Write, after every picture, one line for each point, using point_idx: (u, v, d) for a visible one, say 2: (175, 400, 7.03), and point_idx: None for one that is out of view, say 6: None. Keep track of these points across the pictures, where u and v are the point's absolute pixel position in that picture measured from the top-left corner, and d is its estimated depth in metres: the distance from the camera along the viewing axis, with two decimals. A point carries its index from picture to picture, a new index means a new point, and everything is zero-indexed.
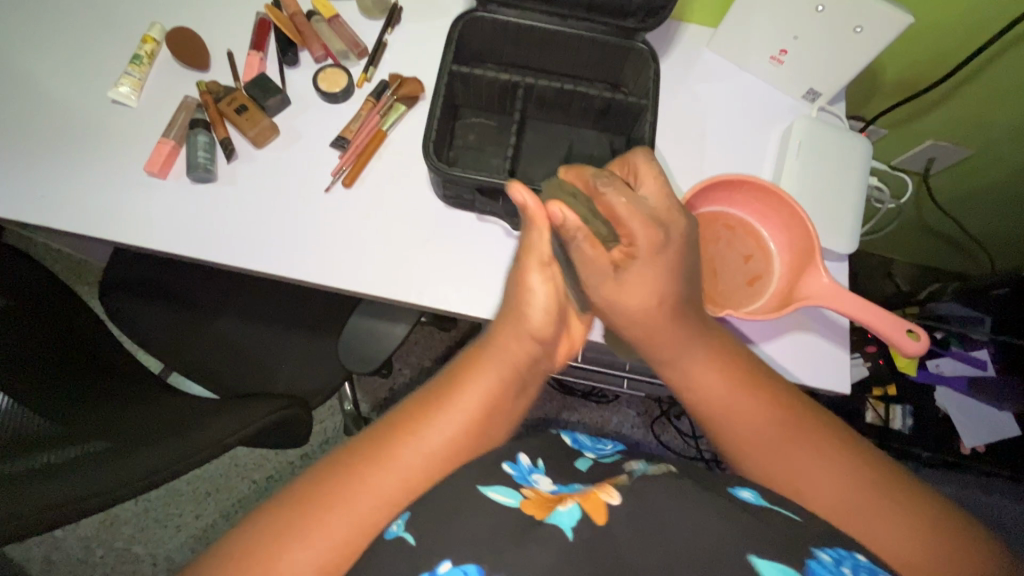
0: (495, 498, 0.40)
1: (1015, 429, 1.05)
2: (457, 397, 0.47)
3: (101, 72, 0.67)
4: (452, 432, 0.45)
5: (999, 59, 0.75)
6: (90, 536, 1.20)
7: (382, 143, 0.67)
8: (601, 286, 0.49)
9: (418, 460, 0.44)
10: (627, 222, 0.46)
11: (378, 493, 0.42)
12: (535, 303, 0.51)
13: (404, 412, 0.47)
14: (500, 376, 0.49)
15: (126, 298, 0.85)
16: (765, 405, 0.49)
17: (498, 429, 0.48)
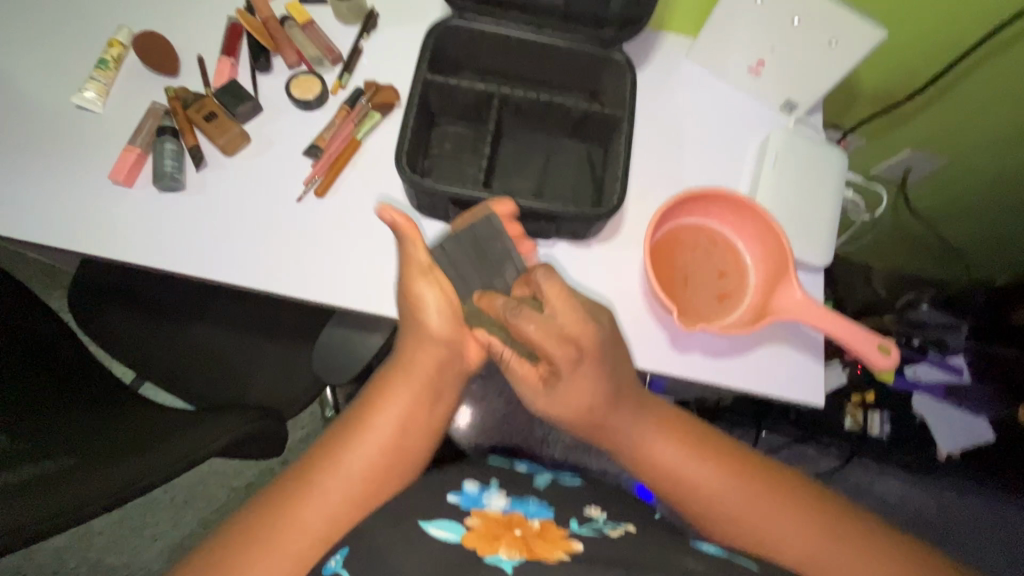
0: (435, 533, 0.44)
1: (989, 434, 1.08)
2: (370, 420, 0.51)
3: (65, 77, 0.66)
4: (370, 450, 0.50)
5: (971, 72, 0.76)
6: (63, 547, 1.18)
7: (356, 152, 0.66)
8: (536, 399, 0.52)
9: (346, 484, 0.48)
10: (545, 343, 0.47)
11: (312, 523, 0.46)
12: (429, 309, 0.54)
13: (321, 448, 0.51)
14: (411, 398, 0.53)
15: (96, 307, 0.83)
16: (682, 444, 0.52)
17: (417, 436, 0.53)
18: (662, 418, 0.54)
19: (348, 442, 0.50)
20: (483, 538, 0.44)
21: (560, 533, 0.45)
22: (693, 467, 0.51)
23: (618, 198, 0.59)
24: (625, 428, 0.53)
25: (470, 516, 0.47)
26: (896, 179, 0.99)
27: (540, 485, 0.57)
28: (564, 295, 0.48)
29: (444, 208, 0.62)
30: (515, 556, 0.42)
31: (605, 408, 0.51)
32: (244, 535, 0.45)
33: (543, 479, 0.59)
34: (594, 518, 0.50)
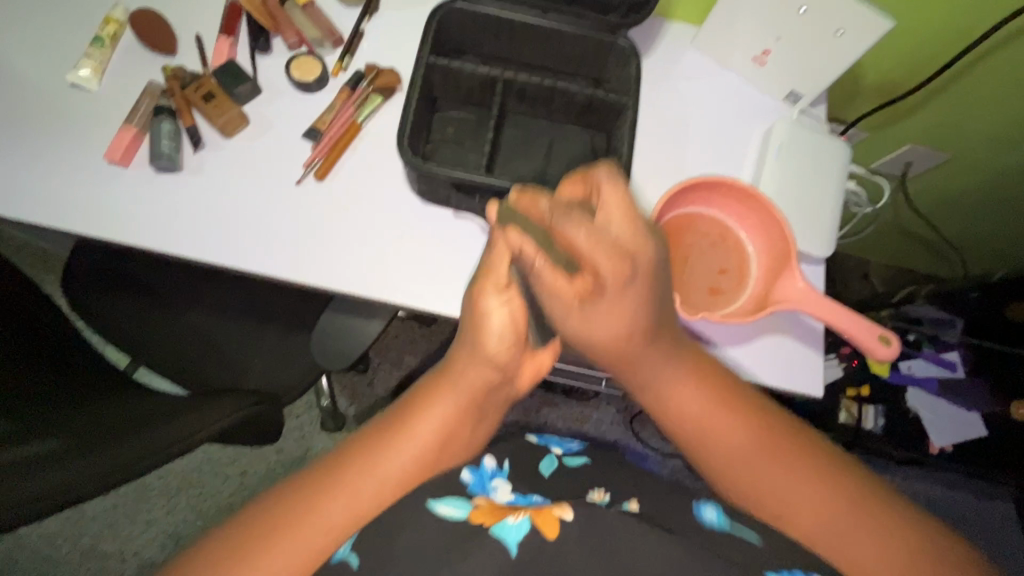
0: (443, 512, 0.46)
1: (981, 429, 1.07)
2: (411, 427, 0.47)
3: (61, 54, 0.64)
4: (409, 461, 0.47)
5: (975, 67, 0.76)
6: (56, 532, 1.17)
7: (357, 135, 0.65)
8: (566, 318, 0.43)
9: (375, 494, 0.45)
10: (590, 257, 0.40)
11: (332, 523, 0.43)
12: (493, 320, 0.47)
13: (354, 446, 0.47)
14: (458, 407, 0.48)
15: (90, 290, 0.82)
16: (707, 395, 0.48)
17: (457, 451, 0.49)
18: (695, 361, 0.49)
19: (387, 449, 0.46)
20: (490, 509, 0.47)
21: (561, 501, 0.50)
22: (716, 421, 0.48)
23: None
24: (651, 368, 0.47)
25: (477, 496, 0.49)
26: (897, 173, 0.99)
27: (544, 474, 0.57)
28: (629, 209, 0.40)
29: (446, 193, 0.61)
30: (519, 517, 0.45)
31: (639, 342, 0.44)
32: (258, 525, 0.42)
33: (549, 465, 0.59)
34: (602, 502, 0.52)
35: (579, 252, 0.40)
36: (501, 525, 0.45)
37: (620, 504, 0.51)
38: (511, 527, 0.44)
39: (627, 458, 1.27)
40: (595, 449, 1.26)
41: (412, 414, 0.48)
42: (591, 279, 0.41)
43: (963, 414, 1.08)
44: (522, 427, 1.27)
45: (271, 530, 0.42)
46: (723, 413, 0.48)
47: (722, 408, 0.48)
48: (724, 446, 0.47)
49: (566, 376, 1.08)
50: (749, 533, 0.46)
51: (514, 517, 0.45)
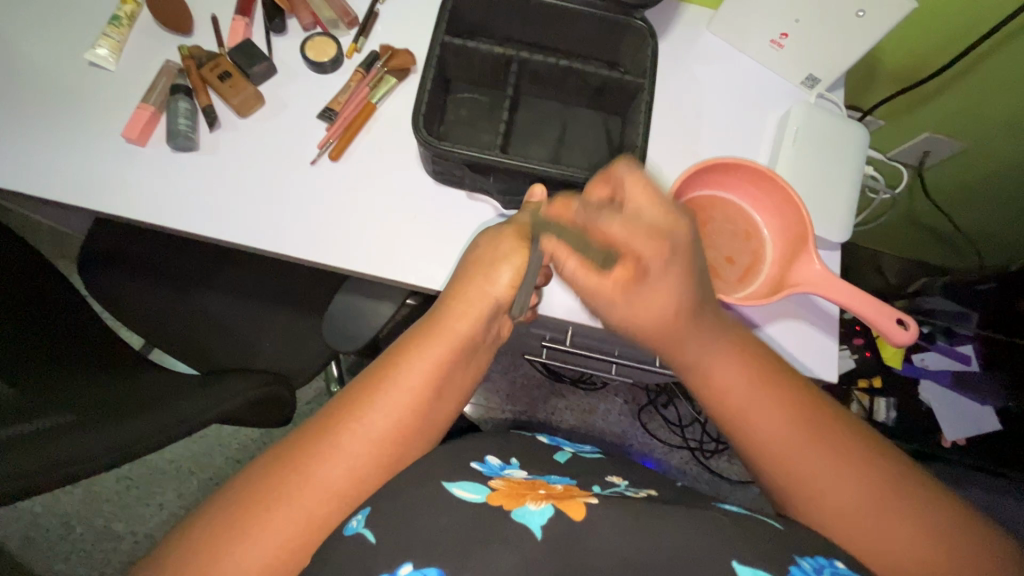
0: (457, 493, 0.46)
1: (994, 424, 1.06)
2: (405, 377, 0.51)
3: (78, 33, 0.65)
4: (404, 412, 0.50)
5: (998, 53, 0.74)
6: (70, 512, 1.19)
7: (371, 116, 0.65)
8: (612, 309, 0.51)
9: (372, 443, 0.48)
10: (628, 242, 0.47)
11: (333, 481, 0.46)
12: (502, 269, 0.56)
13: (350, 399, 0.50)
14: (451, 349, 0.53)
15: (106, 269, 0.83)
16: (748, 370, 0.48)
17: (448, 400, 0.54)
18: (734, 341, 0.50)
19: (383, 397, 0.50)
20: (508, 497, 0.46)
21: (583, 493, 0.47)
22: (751, 397, 0.47)
23: (636, 166, 0.59)
24: (697, 347, 0.49)
25: (493, 479, 0.49)
26: (914, 162, 0.98)
27: (559, 461, 0.56)
28: (654, 193, 0.48)
29: (459, 173, 0.61)
30: (540, 505, 0.44)
31: (685, 320, 0.49)
32: (264, 486, 0.44)
33: (563, 454, 0.58)
34: (616, 484, 0.51)
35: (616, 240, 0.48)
36: (522, 510, 0.44)
37: (635, 487, 0.50)
38: (531, 513, 0.43)
39: (635, 448, 1.27)
40: (602, 440, 1.26)
41: (404, 362, 0.52)
42: (633, 263, 0.48)
43: (976, 407, 1.07)
44: (530, 416, 1.27)
45: (276, 486, 0.44)
46: (761, 392, 0.47)
47: (764, 388, 0.48)
48: (770, 436, 0.46)
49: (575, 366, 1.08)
50: (772, 519, 0.45)
51: (536, 504, 0.44)
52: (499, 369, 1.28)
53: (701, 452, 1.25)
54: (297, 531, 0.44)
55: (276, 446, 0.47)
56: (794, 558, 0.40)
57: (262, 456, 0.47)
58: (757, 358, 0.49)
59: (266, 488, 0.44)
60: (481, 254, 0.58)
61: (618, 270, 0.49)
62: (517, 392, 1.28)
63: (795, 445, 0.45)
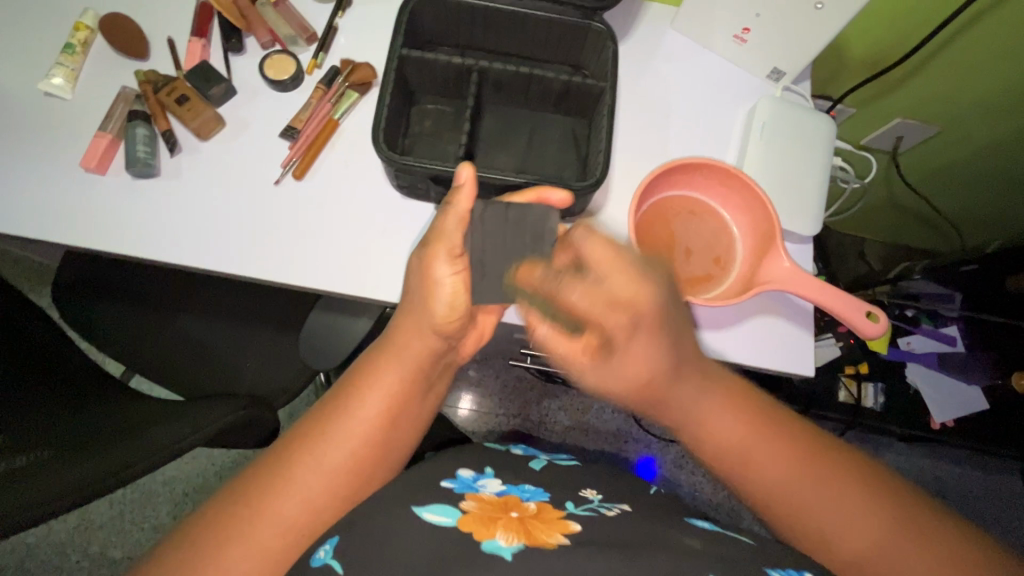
0: (427, 517, 0.44)
1: (981, 403, 1.08)
2: (355, 408, 0.50)
3: (32, 63, 0.64)
4: (356, 443, 0.49)
5: (961, 36, 0.74)
6: (64, 541, 1.18)
7: (334, 132, 0.64)
8: (590, 373, 0.49)
9: (324, 477, 0.47)
10: (599, 316, 0.47)
11: (285, 514, 0.45)
12: (439, 296, 0.52)
13: (303, 431, 0.49)
14: (401, 377, 0.52)
15: (79, 299, 0.82)
16: (739, 416, 0.48)
17: (404, 428, 0.53)
18: (722, 390, 0.49)
19: (333, 431, 0.49)
20: (479, 522, 0.43)
21: (557, 513, 0.45)
22: (753, 442, 0.47)
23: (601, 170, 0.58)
24: (683, 395, 0.49)
25: (466, 500, 0.47)
26: (887, 147, 0.98)
27: (535, 468, 0.56)
28: (613, 253, 0.47)
29: (424, 186, 0.60)
30: (512, 541, 0.41)
31: (662, 380, 0.48)
32: (221, 512, 0.44)
33: (538, 462, 0.58)
34: (589, 499, 0.50)
35: (581, 310, 0.47)
36: (492, 542, 0.40)
37: (608, 504, 0.49)
38: (502, 547, 0.40)
39: (629, 447, 1.26)
40: (596, 440, 1.26)
41: (356, 393, 0.51)
42: (599, 336, 0.48)
43: (963, 387, 1.09)
44: (523, 419, 1.26)
45: (230, 524, 0.44)
46: (752, 433, 0.47)
47: (759, 434, 0.47)
48: (762, 470, 0.47)
49: (562, 369, 1.08)
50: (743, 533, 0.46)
51: (507, 538, 0.41)
52: (491, 373, 1.27)
53: None
54: (254, 571, 0.43)
55: (228, 482, 0.48)
56: (765, 570, 0.39)
57: (222, 489, 0.47)
58: (750, 407, 0.49)
59: (236, 507, 0.45)
60: (415, 281, 0.54)
61: (584, 339, 0.48)
62: (508, 396, 1.27)
63: (800, 488, 0.45)
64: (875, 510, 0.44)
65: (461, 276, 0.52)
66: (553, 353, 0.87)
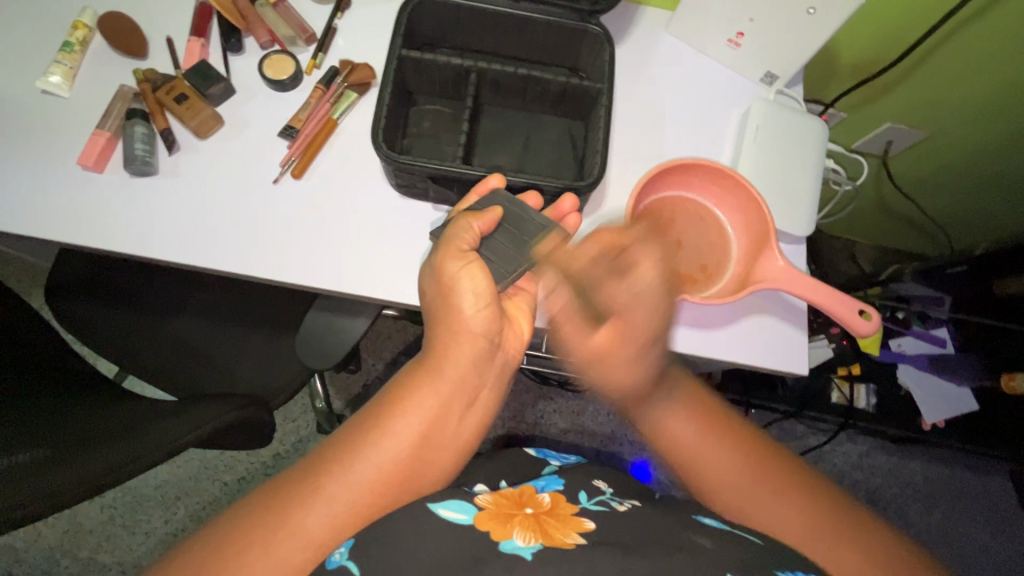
0: (443, 513, 0.45)
1: (972, 404, 1.10)
2: (391, 423, 0.49)
3: (29, 61, 0.64)
4: (389, 458, 0.48)
5: (949, 41, 0.76)
6: (54, 546, 1.16)
7: (333, 132, 0.65)
8: (591, 369, 0.48)
9: (354, 493, 0.46)
10: (626, 314, 0.45)
11: (314, 526, 0.44)
12: (463, 296, 0.53)
13: (338, 444, 0.48)
14: (439, 394, 0.51)
15: (73, 298, 0.81)
16: (694, 418, 0.53)
17: (442, 447, 0.50)
18: (686, 394, 0.54)
19: (369, 445, 0.48)
20: (495, 519, 0.44)
21: (571, 510, 0.46)
22: (703, 443, 0.52)
23: (598, 170, 0.59)
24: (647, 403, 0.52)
25: (480, 498, 0.48)
26: (878, 152, 0.99)
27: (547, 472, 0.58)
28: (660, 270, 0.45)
29: (424, 185, 0.61)
30: (530, 541, 0.41)
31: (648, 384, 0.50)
32: (234, 521, 0.43)
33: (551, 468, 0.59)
34: (603, 491, 0.51)
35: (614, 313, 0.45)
36: (510, 542, 0.41)
37: (620, 497, 0.50)
38: (521, 547, 0.40)
39: (624, 449, 1.27)
40: (591, 441, 1.27)
41: (394, 411, 0.50)
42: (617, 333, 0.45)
43: (955, 389, 1.11)
44: (518, 421, 1.26)
45: (251, 530, 0.43)
46: (704, 434, 0.53)
47: (711, 433, 0.53)
48: (706, 462, 0.52)
49: (557, 371, 1.08)
50: (748, 533, 0.45)
51: (525, 538, 0.41)
52: None
53: None
54: None
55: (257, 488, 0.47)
56: (774, 571, 0.40)
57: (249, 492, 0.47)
58: (705, 411, 0.53)
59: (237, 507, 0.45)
60: (433, 283, 0.55)
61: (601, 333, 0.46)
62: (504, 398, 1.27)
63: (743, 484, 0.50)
64: (806, 508, 0.48)
65: (473, 265, 0.53)
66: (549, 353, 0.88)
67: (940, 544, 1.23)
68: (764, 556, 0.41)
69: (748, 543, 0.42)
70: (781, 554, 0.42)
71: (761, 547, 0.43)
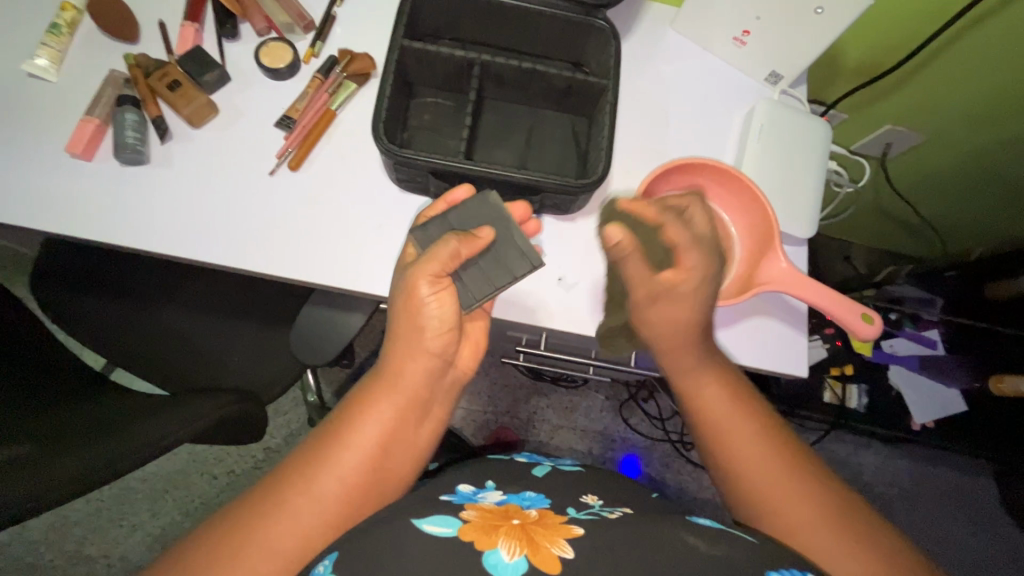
0: (429, 529, 0.43)
1: (961, 405, 1.11)
2: (348, 435, 0.49)
3: (16, 42, 0.61)
4: (348, 471, 0.47)
5: (953, 45, 0.75)
6: (38, 539, 1.14)
7: (331, 123, 0.63)
8: (647, 307, 0.54)
9: (317, 508, 0.46)
10: (689, 253, 0.50)
11: (277, 546, 0.44)
12: (427, 314, 0.52)
13: (297, 462, 0.48)
14: (395, 405, 0.50)
15: (60, 288, 0.79)
16: (728, 391, 0.54)
17: (401, 454, 0.50)
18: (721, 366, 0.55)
19: (327, 459, 0.47)
20: (480, 530, 0.42)
21: (560, 519, 0.45)
22: (732, 416, 0.52)
23: (602, 168, 0.58)
24: (694, 357, 0.54)
25: (465, 512, 0.46)
26: (877, 154, 1.00)
27: (537, 475, 0.56)
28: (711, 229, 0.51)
29: (424, 180, 0.59)
30: (515, 555, 0.39)
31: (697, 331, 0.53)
32: (235, 520, 0.44)
33: (543, 469, 0.58)
34: (591, 504, 0.49)
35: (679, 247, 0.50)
36: (495, 558, 0.39)
37: (610, 507, 0.49)
38: (506, 563, 0.38)
39: (617, 445, 1.27)
40: (584, 438, 1.27)
41: (351, 422, 0.49)
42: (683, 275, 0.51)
43: (945, 391, 1.11)
44: (511, 417, 1.26)
45: (211, 557, 0.42)
46: (738, 412, 0.52)
47: (740, 411, 0.53)
48: (732, 441, 0.51)
49: (553, 367, 1.07)
50: (747, 533, 0.45)
51: (511, 554, 0.39)
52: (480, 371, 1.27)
53: (682, 445, 1.27)
54: None
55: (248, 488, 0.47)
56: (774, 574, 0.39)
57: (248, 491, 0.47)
58: (732, 377, 0.55)
59: (240, 514, 0.45)
60: (397, 307, 0.52)
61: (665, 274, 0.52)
62: (498, 394, 1.27)
63: (765, 465, 0.49)
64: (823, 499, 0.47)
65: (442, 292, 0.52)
66: (546, 351, 0.87)
67: (925, 542, 1.25)
68: (767, 558, 0.41)
69: (748, 545, 0.42)
70: (782, 556, 0.42)
71: (762, 549, 0.42)
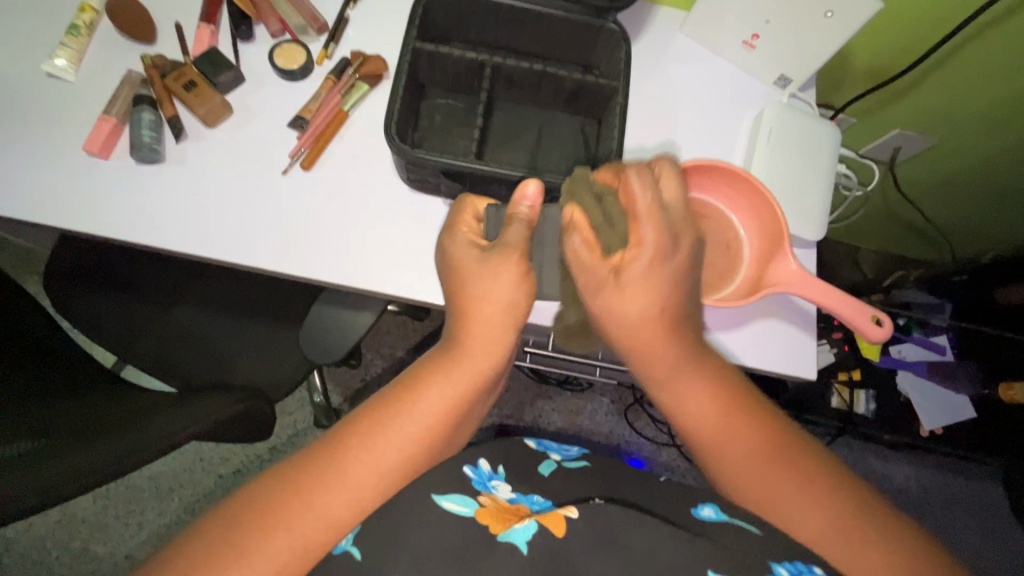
0: (447, 506, 0.45)
1: (970, 412, 1.09)
2: (416, 403, 0.46)
3: (35, 43, 0.63)
4: (414, 441, 0.45)
5: (962, 51, 0.75)
6: (45, 535, 1.15)
7: (344, 123, 0.64)
8: (600, 291, 0.48)
9: (379, 474, 0.43)
10: (641, 224, 0.45)
11: (336, 506, 0.41)
12: (497, 286, 0.50)
13: (361, 421, 0.45)
14: (465, 381, 0.48)
15: (71, 286, 0.80)
16: (719, 393, 0.48)
17: (457, 430, 0.49)
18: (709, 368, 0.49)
19: (395, 422, 0.45)
20: (495, 513, 0.45)
21: (571, 507, 0.45)
22: (726, 420, 0.48)
23: None
24: (676, 362, 0.48)
25: (483, 493, 0.47)
26: (886, 158, 0.99)
27: (543, 473, 0.52)
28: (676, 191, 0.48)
29: (435, 180, 0.60)
30: None
31: (665, 321, 0.47)
32: None
33: (549, 465, 0.54)
34: None
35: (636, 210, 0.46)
36: (505, 533, 0.42)
37: None
38: (514, 538, 0.42)
39: (623, 448, 1.26)
40: (590, 441, 1.26)
41: (422, 391, 0.47)
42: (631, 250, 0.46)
43: (954, 397, 1.09)
44: (516, 419, 1.26)
45: (267, 508, 0.40)
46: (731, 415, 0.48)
47: (738, 417, 0.48)
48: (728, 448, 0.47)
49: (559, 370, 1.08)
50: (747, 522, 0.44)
51: None
52: None
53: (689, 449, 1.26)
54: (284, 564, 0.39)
55: None
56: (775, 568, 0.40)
57: None
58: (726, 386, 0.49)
59: None
60: (466, 274, 0.51)
61: (614, 255, 0.48)
62: (503, 396, 1.27)
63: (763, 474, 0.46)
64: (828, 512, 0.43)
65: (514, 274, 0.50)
66: (553, 353, 0.87)
67: None
68: (772, 553, 0.41)
69: (753, 540, 0.42)
70: (788, 552, 0.42)
71: (770, 545, 0.42)
